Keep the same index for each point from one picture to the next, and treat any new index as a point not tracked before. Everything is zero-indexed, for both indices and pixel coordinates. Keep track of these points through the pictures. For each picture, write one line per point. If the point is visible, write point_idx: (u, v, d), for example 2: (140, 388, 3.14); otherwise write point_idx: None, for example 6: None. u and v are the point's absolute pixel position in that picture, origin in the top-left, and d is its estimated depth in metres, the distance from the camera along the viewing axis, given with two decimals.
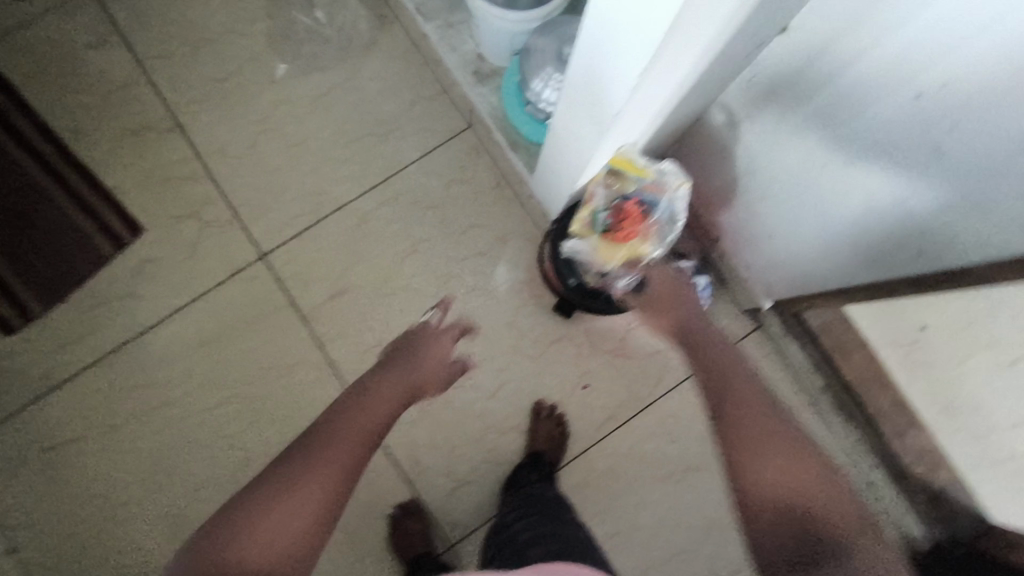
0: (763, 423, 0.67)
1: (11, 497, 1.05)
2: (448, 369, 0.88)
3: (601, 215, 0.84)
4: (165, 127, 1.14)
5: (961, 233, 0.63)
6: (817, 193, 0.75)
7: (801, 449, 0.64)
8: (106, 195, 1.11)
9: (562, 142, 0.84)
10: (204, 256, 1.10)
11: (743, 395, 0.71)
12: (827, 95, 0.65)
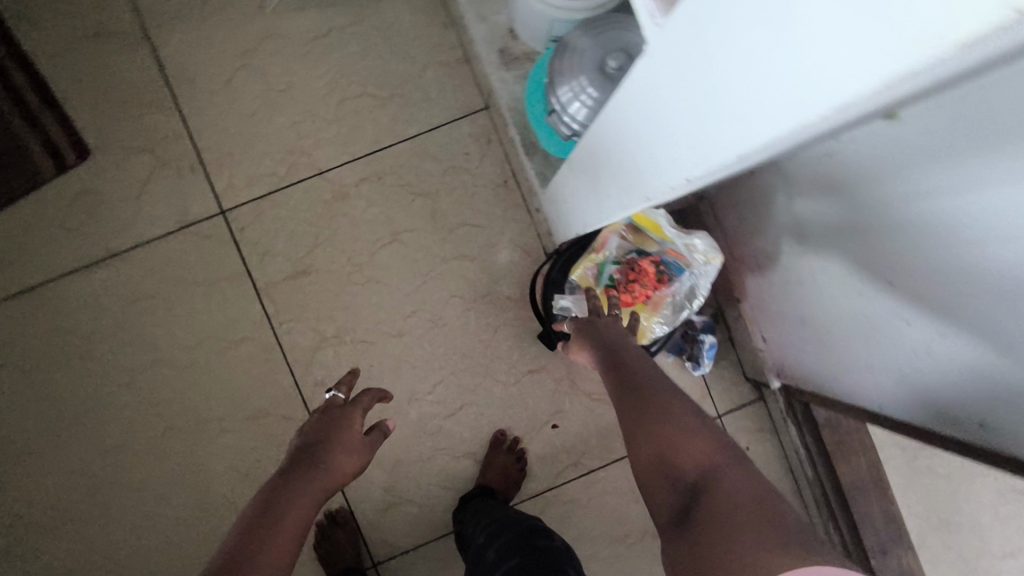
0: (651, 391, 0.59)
1: None
2: (373, 441, 0.60)
3: (610, 264, 0.80)
4: (135, 39, 0.98)
5: (995, 426, 0.53)
6: (849, 309, 0.66)
7: (695, 418, 0.54)
8: (54, 105, 0.96)
9: (576, 187, 0.68)
10: (158, 198, 0.97)
11: (641, 379, 0.60)
12: (892, 218, 0.55)
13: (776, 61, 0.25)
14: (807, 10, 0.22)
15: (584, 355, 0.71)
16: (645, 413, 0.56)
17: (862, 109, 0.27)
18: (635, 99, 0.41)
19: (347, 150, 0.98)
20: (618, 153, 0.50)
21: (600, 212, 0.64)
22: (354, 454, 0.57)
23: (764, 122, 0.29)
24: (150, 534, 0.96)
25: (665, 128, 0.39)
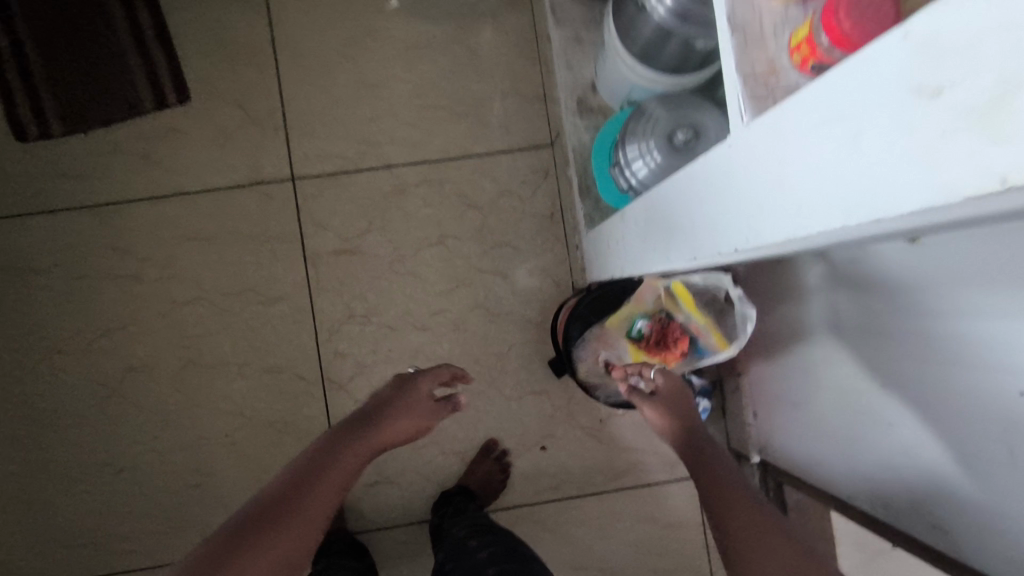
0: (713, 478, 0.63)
1: None
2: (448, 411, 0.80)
3: (642, 322, 0.89)
4: (256, 11, 1.07)
5: (949, 531, 0.60)
6: (845, 404, 0.73)
7: (760, 502, 0.59)
8: (168, 48, 1.05)
9: (623, 237, 0.76)
10: (237, 153, 1.05)
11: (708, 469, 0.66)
12: (903, 329, 0.62)
13: (833, 178, 0.33)
14: (869, 151, 0.30)
15: (657, 416, 0.77)
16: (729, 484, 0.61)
17: (886, 227, 0.34)
18: (706, 174, 0.49)
19: (418, 152, 1.07)
20: (672, 214, 0.58)
21: (641, 263, 0.72)
22: (424, 407, 0.77)
23: (812, 221, 0.36)
24: (150, 452, 1.03)
25: (725, 204, 0.46)
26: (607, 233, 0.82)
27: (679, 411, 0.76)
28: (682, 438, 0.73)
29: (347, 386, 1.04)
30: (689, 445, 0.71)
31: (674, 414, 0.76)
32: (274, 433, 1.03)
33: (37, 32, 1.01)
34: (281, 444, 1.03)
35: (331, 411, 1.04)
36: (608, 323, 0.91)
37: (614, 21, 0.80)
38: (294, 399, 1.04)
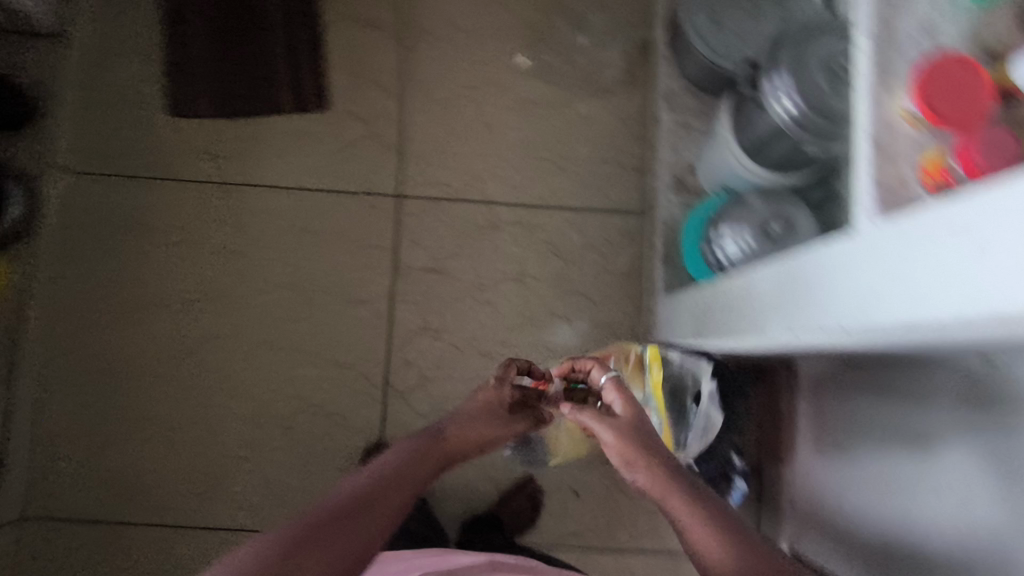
0: (679, 507, 0.59)
1: (81, 240, 1.12)
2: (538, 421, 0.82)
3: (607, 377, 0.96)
4: (399, 40, 1.17)
5: None
6: (903, 506, 0.75)
7: (749, 538, 0.55)
8: (317, 59, 1.16)
9: (710, 308, 0.82)
10: (355, 163, 1.15)
11: (671, 497, 0.60)
12: (981, 442, 0.66)
13: (953, 278, 0.40)
14: (993, 262, 0.36)
15: (598, 420, 0.71)
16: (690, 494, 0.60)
17: (967, 325, 0.42)
18: (818, 259, 0.55)
19: (517, 195, 1.15)
20: (768, 291, 0.64)
21: (723, 333, 0.77)
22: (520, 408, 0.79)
23: (923, 311, 0.42)
24: (212, 416, 1.09)
25: (834, 287, 0.53)
26: (693, 301, 0.88)
27: (630, 418, 0.71)
28: (632, 458, 0.66)
29: (406, 394, 1.10)
30: (642, 461, 0.65)
31: (631, 431, 0.68)
32: (328, 424, 1.09)
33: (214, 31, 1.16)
34: (333, 435, 1.09)
35: (386, 414, 1.09)
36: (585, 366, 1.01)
37: (730, 118, 0.91)
38: (354, 396, 1.10)
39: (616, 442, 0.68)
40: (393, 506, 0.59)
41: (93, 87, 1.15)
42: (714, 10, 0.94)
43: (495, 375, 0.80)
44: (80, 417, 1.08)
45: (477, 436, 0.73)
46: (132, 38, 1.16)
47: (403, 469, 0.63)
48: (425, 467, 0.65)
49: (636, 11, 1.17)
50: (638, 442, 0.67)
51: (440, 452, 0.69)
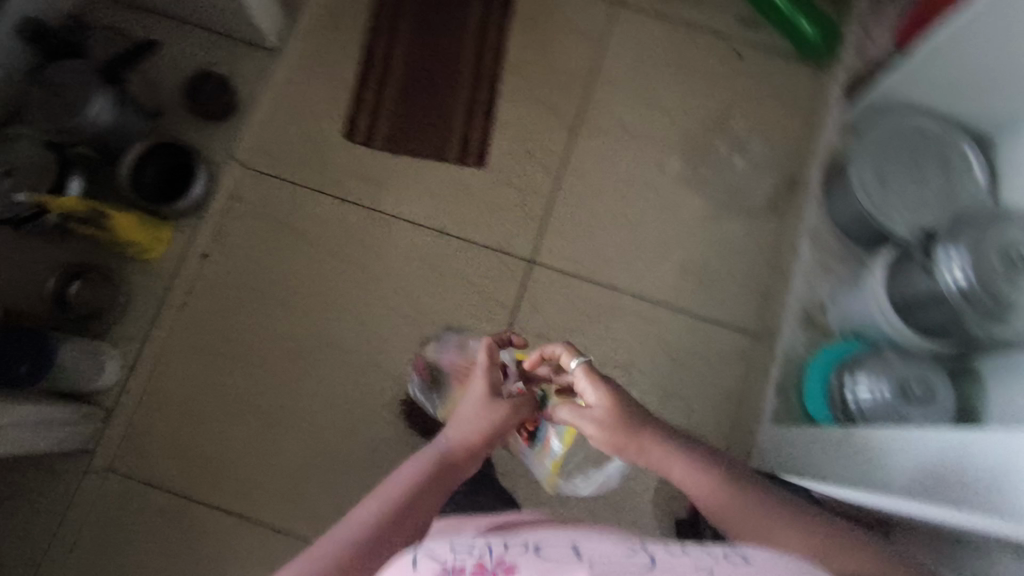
0: (683, 471, 0.68)
1: (233, 229, 1.18)
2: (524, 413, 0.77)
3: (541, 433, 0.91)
4: (566, 126, 1.27)
5: None
6: None
7: (756, 495, 0.65)
8: (488, 124, 1.27)
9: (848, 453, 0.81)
10: (500, 221, 1.22)
11: (676, 470, 0.68)
12: None
13: None
14: None
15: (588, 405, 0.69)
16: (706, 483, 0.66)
17: None
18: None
19: (642, 289, 1.20)
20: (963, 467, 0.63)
21: (864, 488, 0.76)
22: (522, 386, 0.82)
23: None
24: (309, 423, 1.12)
25: None
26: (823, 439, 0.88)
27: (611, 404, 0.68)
28: (622, 431, 0.67)
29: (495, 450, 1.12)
30: (630, 433, 0.67)
31: (615, 402, 0.68)
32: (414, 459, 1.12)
33: (408, 76, 1.29)
34: None
35: None
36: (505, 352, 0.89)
37: (885, 270, 0.93)
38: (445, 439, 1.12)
39: (602, 418, 0.68)
40: (419, 515, 0.67)
41: (283, 96, 1.23)
42: (884, 173, 1.02)
43: (483, 362, 0.79)
44: (188, 391, 1.12)
45: (484, 436, 0.74)
46: (330, 64, 1.27)
47: (422, 477, 0.70)
48: (432, 490, 0.70)
49: (791, 150, 1.24)
50: (625, 411, 0.68)
51: (447, 466, 0.72)
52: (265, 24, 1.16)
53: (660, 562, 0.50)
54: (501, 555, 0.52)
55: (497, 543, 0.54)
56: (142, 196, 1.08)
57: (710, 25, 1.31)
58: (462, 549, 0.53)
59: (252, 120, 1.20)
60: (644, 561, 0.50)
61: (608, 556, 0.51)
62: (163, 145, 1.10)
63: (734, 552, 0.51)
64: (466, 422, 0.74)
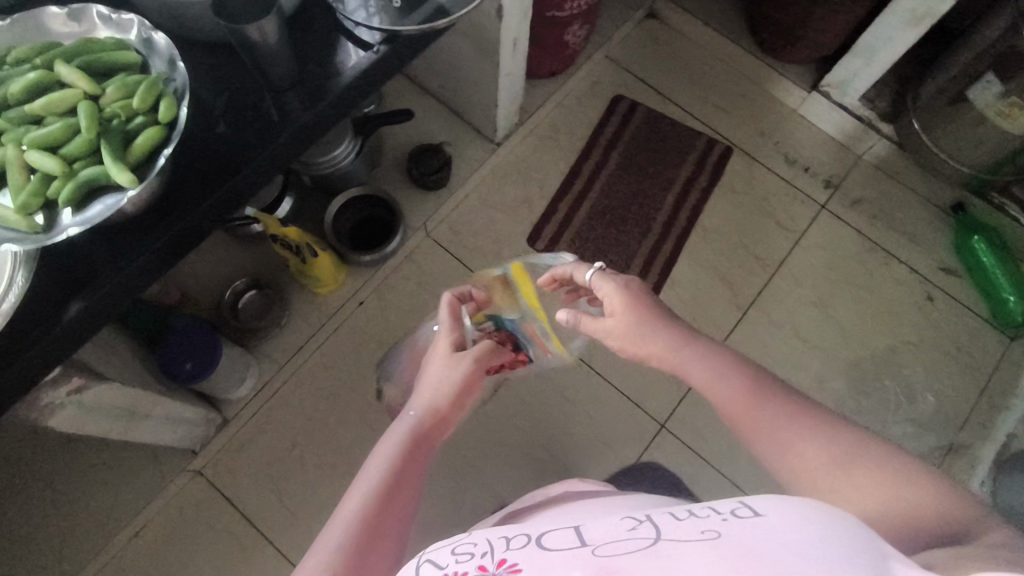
0: (707, 373, 0.70)
1: (397, 286, 1.20)
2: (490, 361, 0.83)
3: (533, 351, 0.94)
4: (738, 305, 1.25)
5: None
6: None
7: (780, 401, 0.66)
8: (664, 276, 1.26)
9: None
10: (643, 372, 1.23)
11: (687, 356, 0.72)
12: None
13: None
14: None
15: (607, 290, 0.77)
16: (748, 395, 0.68)
17: None
18: None
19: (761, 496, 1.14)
20: None
21: None
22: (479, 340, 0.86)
23: None
24: None
25: None
26: None
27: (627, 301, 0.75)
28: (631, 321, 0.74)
29: None
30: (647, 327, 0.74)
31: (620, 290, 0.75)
32: None
33: (597, 204, 1.31)
34: None
35: None
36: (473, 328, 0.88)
37: None
38: None
39: (616, 309, 0.75)
40: (412, 491, 0.69)
41: (487, 185, 1.28)
42: None
43: (447, 318, 0.84)
44: (298, 427, 1.12)
45: (452, 394, 0.79)
46: (539, 169, 1.31)
47: (409, 455, 0.72)
48: (415, 460, 0.72)
49: (962, 414, 1.17)
50: (632, 292, 0.76)
51: (423, 434, 0.75)
52: (502, 119, 1.21)
53: (664, 530, 0.47)
54: (502, 552, 0.54)
55: (496, 542, 0.56)
56: (341, 239, 1.12)
57: (908, 258, 1.30)
58: (465, 553, 0.55)
59: (454, 197, 1.24)
60: (651, 534, 0.47)
61: (610, 539, 0.49)
62: (375, 197, 1.14)
63: (740, 508, 0.47)
64: (440, 388, 0.78)
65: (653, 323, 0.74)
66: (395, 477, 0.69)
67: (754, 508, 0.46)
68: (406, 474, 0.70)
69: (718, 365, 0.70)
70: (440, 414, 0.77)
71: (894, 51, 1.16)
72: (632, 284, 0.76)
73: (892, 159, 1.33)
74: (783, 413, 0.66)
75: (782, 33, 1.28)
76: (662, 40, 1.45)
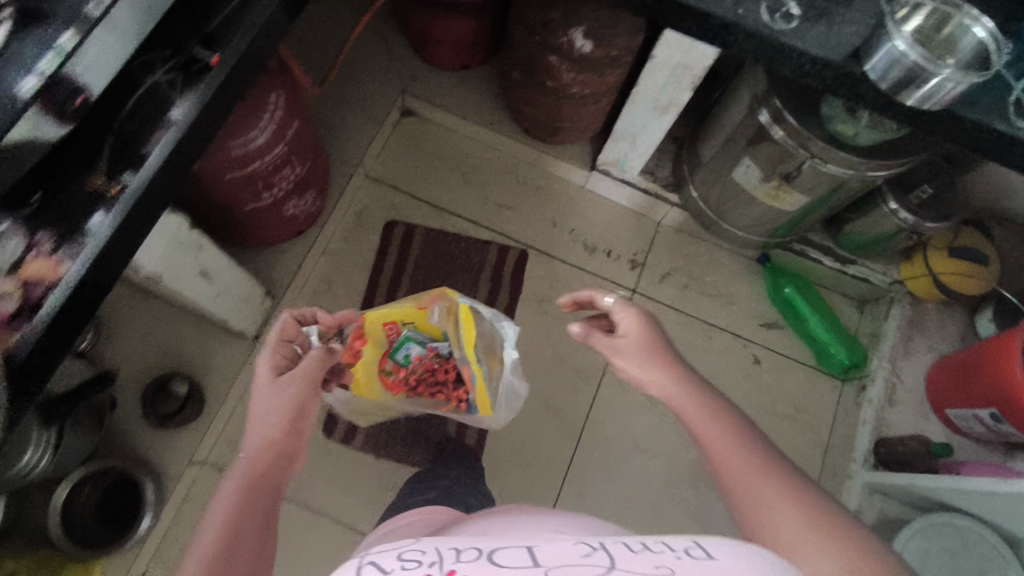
0: (703, 427, 0.62)
1: (169, 550, 0.97)
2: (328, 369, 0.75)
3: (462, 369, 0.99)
4: (569, 432, 1.15)
5: None
6: None
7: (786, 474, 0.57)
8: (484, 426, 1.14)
9: None
10: None
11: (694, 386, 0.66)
12: None
13: None
14: None
15: (626, 317, 0.74)
16: (748, 448, 0.59)
17: None
18: None
19: None
20: None
21: None
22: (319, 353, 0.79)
23: None
24: None
25: None
26: None
27: (652, 335, 0.72)
28: (644, 349, 0.70)
29: None
30: (669, 370, 0.67)
31: (645, 320, 0.73)
32: None
33: None
34: None
35: None
36: (430, 315, 0.98)
37: None
38: None
39: (632, 335, 0.71)
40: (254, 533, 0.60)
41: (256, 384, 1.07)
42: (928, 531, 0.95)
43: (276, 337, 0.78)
44: None
45: (287, 420, 0.68)
46: None
47: (250, 498, 0.62)
48: (257, 501, 0.62)
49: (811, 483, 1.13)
50: (645, 325, 0.73)
51: (259, 473, 0.64)
52: (246, 315, 1.01)
53: (617, 559, 0.37)
54: (452, 564, 0.38)
55: (446, 549, 0.41)
56: (76, 541, 0.88)
57: (729, 322, 1.23)
58: (412, 559, 0.39)
59: (216, 416, 1.03)
60: (602, 560, 0.37)
61: (561, 559, 0.37)
62: (101, 476, 0.93)
63: (693, 547, 0.39)
64: (267, 406, 0.69)
65: (672, 356, 0.70)
66: (235, 526, 0.59)
67: (709, 551, 0.38)
68: (248, 517, 0.61)
69: (722, 412, 0.63)
70: (289, 442, 0.67)
71: (653, 134, 1.05)
72: (653, 323, 0.73)
73: (688, 222, 1.25)
74: (781, 481, 0.56)
75: (540, 124, 1.15)
76: (423, 136, 1.29)
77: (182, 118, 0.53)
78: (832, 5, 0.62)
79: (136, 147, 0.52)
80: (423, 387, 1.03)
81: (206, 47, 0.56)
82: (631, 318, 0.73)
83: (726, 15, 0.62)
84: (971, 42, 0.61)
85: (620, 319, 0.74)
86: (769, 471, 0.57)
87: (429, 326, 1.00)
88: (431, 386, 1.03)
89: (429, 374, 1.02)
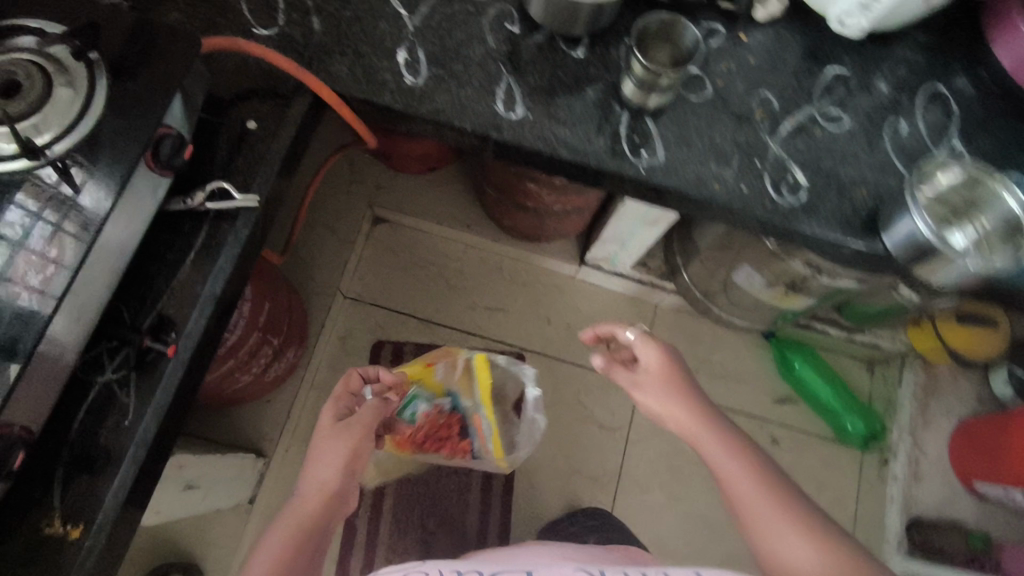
0: (720, 458, 0.62)
1: None
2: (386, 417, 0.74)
3: (475, 415, 0.99)
4: None
5: None
6: None
7: (807, 516, 0.57)
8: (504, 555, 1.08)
9: None
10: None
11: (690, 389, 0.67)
12: None
13: None
14: None
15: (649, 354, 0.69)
16: (781, 491, 0.59)
17: None
18: None
19: None
20: None
21: None
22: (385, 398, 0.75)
23: None
24: None
25: None
26: None
27: (665, 369, 0.68)
28: (662, 386, 0.67)
29: None
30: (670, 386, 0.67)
31: (668, 354, 0.69)
32: None
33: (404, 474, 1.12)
34: None
35: None
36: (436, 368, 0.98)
37: None
38: None
39: (653, 373, 0.68)
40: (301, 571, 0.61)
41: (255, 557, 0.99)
42: None
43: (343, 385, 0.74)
44: None
45: (344, 469, 0.66)
46: None
47: (301, 534, 0.63)
48: (310, 542, 0.63)
49: None
50: (667, 361, 0.68)
51: (313, 517, 0.64)
52: (239, 488, 0.94)
53: None
54: None
55: None
56: None
57: (742, 403, 1.18)
58: None
59: None
60: None
61: None
62: None
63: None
64: (330, 449, 0.67)
65: (690, 388, 0.67)
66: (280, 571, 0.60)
67: None
68: (296, 558, 0.61)
69: (748, 449, 0.62)
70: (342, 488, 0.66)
71: (643, 240, 1.00)
72: (673, 352, 0.69)
73: (685, 303, 1.20)
74: (810, 527, 0.56)
75: (524, 230, 1.08)
76: (399, 243, 1.20)
77: (145, 431, 0.48)
78: (835, 171, 0.58)
79: (103, 468, 0.47)
80: (430, 444, 0.98)
81: (159, 334, 0.49)
82: (648, 352, 0.69)
83: (730, 197, 0.56)
84: (1004, 208, 0.55)
85: (640, 351, 0.70)
86: (799, 514, 0.57)
87: (435, 384, 0.98)
88: (440, 443, 0.99)
89: (438, 434, 0.98)
